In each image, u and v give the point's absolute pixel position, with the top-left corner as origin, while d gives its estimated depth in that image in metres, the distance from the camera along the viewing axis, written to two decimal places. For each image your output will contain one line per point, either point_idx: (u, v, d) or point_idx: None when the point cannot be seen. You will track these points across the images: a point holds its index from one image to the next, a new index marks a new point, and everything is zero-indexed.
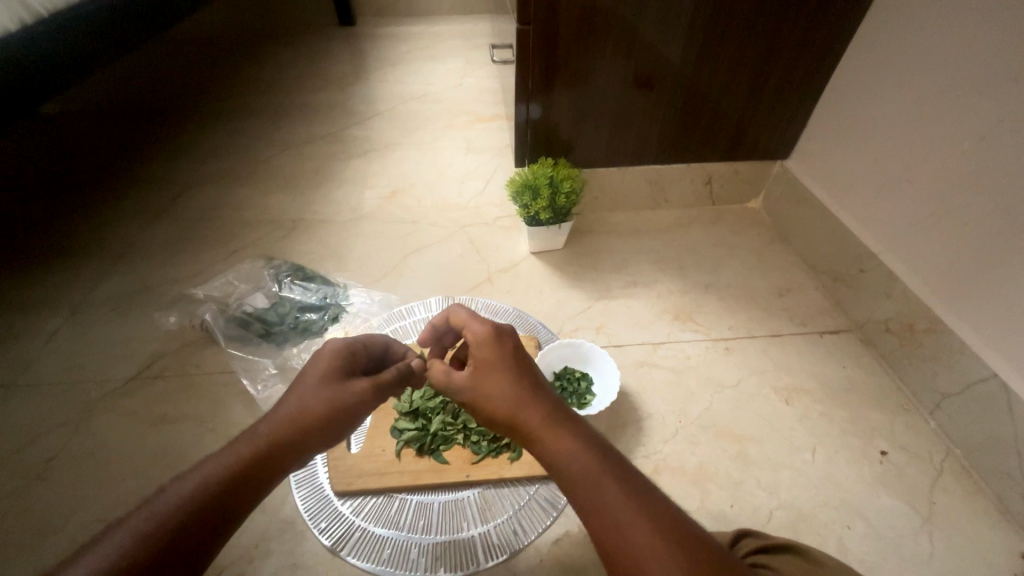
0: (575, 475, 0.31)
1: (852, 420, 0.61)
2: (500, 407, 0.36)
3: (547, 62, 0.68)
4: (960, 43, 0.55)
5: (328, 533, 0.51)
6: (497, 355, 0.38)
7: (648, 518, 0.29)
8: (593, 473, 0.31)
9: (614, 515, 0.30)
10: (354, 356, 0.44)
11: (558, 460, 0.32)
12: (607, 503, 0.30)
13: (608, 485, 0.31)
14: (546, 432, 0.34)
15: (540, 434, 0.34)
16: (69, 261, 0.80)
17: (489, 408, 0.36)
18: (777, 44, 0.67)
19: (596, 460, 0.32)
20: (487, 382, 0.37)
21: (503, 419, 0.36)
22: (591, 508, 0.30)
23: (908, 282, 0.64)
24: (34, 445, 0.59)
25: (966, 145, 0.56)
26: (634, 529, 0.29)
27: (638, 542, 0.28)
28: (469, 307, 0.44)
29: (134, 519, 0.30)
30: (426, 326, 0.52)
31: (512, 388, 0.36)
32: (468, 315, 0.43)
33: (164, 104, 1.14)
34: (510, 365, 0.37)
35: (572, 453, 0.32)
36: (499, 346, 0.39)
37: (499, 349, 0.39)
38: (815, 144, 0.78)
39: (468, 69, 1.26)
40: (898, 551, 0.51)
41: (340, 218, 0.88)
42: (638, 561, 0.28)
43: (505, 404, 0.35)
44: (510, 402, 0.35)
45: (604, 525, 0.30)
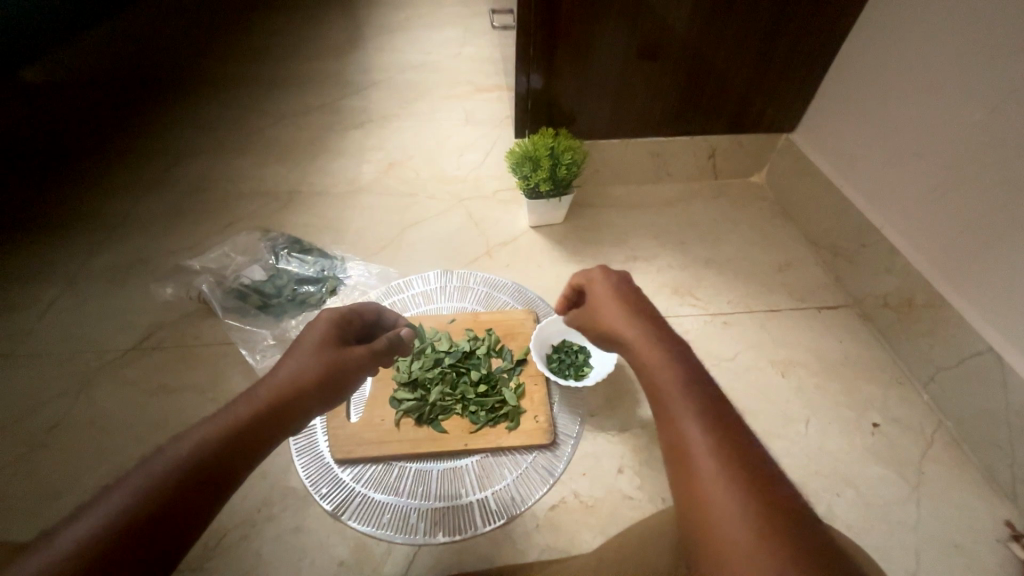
0: (660, 381, 0.36)
1: (847, 393, 0.62)
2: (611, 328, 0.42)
3: (548, 27, 0.65)
4: (978, 7, 0.53)
5: (329, 499, 0.52)
6: (612, 293, 0.44)
7: (715, 430, 0.33)
8: (676, 384, 0.35)
9: (686, 419, 0.33)
10: (348, 324, 0.45)
11: (648, 367, 0.37)
12: (682, 408, 0.34)
13: (688, 396, 0.34)
14: (645, 349, 0.38)
15: (638, 350, 0.39)
16: (63, 231, 0.79)
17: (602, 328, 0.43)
18: (788, 9, 0.64)
19: (685, 376, 0.36)
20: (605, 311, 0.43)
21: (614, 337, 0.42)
22: (666, 409, 0.34)
23: (910, 257, 0.63)
24: (37, 413, 0.60)
25: (977, 116, 0.54)
26: (701, 434, 0.32)
27: (701, 444, 0.32)
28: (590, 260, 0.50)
29: (132, 478, 0.30)
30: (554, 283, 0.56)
31: (620, 317, 0.41)
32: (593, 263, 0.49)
33: (152, 70, 1.10)
34: (622, 300, 0.43)
35: (662, 365, 0.36)
36: (614, 287, 0.45)
37: (619, 288, 0.44)
38: (822, 116, 0.76)
39: (467, 37, 1.22)
40: (885, 517, 0.52)
41: (337, 190, 0.86)
42: (697, 458, 0.32)
43: (617, 324, 0.41)
44: (620, 324, 0.41)
45: (675, 425, 0.33)
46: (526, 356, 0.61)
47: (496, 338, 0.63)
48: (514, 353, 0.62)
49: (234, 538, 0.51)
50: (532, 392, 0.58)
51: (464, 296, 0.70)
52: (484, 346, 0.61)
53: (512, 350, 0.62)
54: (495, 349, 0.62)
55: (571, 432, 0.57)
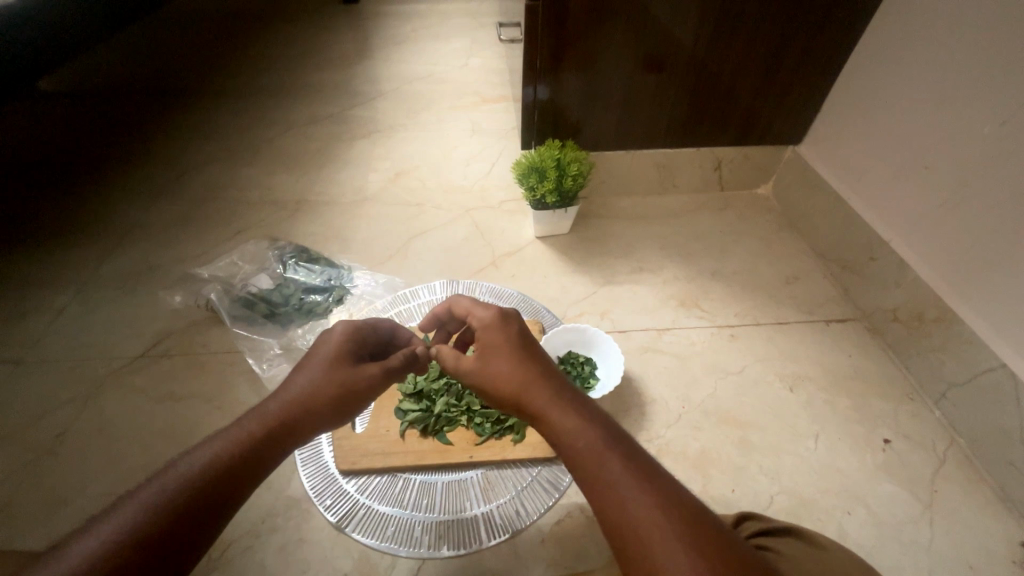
0: (576, 447, 0.32)
1: (856, 408, 0.61)
2: (508, 386, 0.37)
3: (556, 40, 0.66)
4: (984, 23, 0.53)
5: (333, 510, 0.52)
6: (506, 337, 0.40)
7: (650, 493, 0.30)
8: (597, 451, 0.32)
9: (614, 488, 0.30)
10: (363, 340, 0.45)
11: (560, 431, 0.33)
12: (611, 480, 0.30)
13: (610, 462, 0.31)
14: (552, 410, 0.34)
15: (546, 412, 0.35)
16: (74, 238, 0.80)
17: (497, 388, 0.38)
18: (794, 24, 0.65)
19: (602, 436, 0.32)
20: (496, 362, 0.38)
21: (508, 396, 0.37)
22: (593, 488, 0.31)
23: (920, 271, 0.63)
24: (45, 420, 0.60)
25: (987, 129, 0.54)
26: (637, 504, 0.29)
27: (643, 523, 0.29)
28: (470, 297, 0.46)
29: (144, 491, 0.30)
30: (429, 314, 0.53)
31: (517, 368, 0.37)
32: (469, 303, 0.46)
33: (165, 81, 1.12)
34: (519, 346, 0.39)
35: (575, 429, 0.33)
36: (508, 330, 0.40)
37: (508, 331, 0.40)
38: (829, 128, 0.76)
39: (474, 49, 1.24)
40: (898, 537, 0.51)
41: (344, 199, 0.87)
42: (642, 539, 0.28)
43: (515, 381, 0.37)
44: (517, 381, 0.36)
45: (607, 505, 0.30)
46: None
47: None
48: None
49: (238, 549, 0.51)
50: None
51: None
52: None
53: None
54: None
55: None
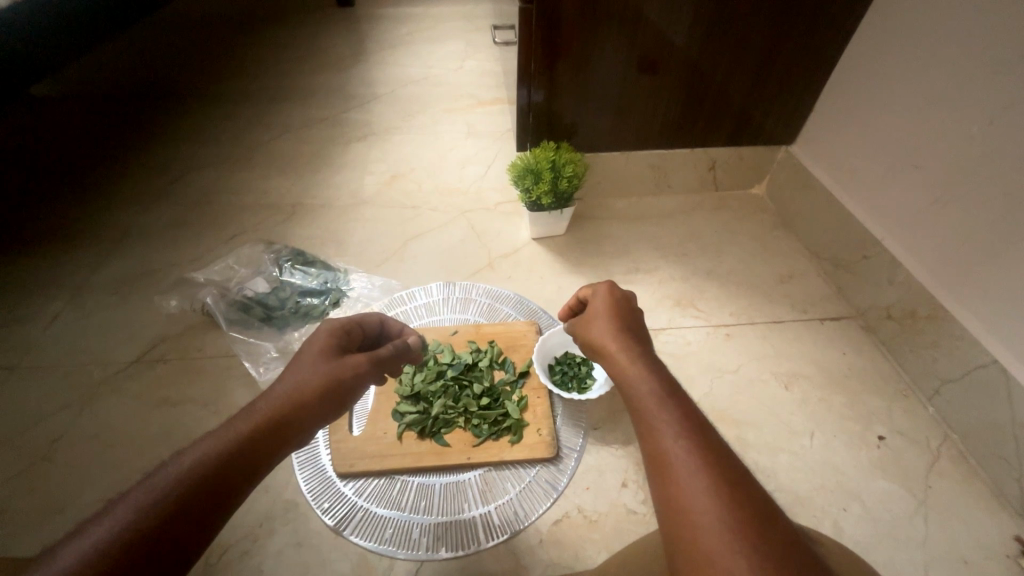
0: (638, 387, 0.36)
1: (851, 405, 0.62)
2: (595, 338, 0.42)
3: (551, 43, 0.66)
4: (972, 24, 0.54)
5: (331, 513, 0.52)
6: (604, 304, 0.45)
7: (692, 439, 0.31)
8: (655, 394, 0.35)
9: (663, 425, 0.32)
10: (349, 336, 0.46)
11: (627, 375, 0.37)
12: (659, 417, 0.33)
13: (664, 402, 0.34)
14: (627, 357, 0.38)
15: (620, 359, 0.39)
16: (69, 243, 0.80)
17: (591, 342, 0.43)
18: (786, 25, 0.65)
19: (665, 386, 0.35)
20: (595, 323, 0.44)
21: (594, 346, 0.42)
22: (642, 416, 0.34)
23: (912, 269, 0.63)
24: (40, 426, 0.59)
25: (976, 129, 0.55)
26: (677, 442, 0.31)
27: (678, 455, 0.31)
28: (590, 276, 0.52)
29: (137, 493, 0.30)
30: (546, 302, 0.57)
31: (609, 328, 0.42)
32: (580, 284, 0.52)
33: (160, 85, 1.12)
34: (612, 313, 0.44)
35: (641, 373, 0.36)
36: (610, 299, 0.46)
37: (609, 302, 0.45)
38: (822, 128, 0.76)
39: (469, 51, 1.24)
40: (893, 533, 0.52)
41: (340, 202, 0.87)
42: (672, 463, 0.30)
43: (602, 336, 0.42)
44: (605, 336, 0.42)
45: (651, 431, 0.33)
46: (529, 368, 0.61)
47: (498, 350, 0.63)
48: (517, 365, 0.62)
49: (235, 553, 0.50)
50: (535, 405, 0.58)
51: (466, 307, 0.70)
52: (486, 358, 0.62)
53: (515, 361, 0.62)
54: (497, 361, 0.62)
55: (574, 445, 0.57)
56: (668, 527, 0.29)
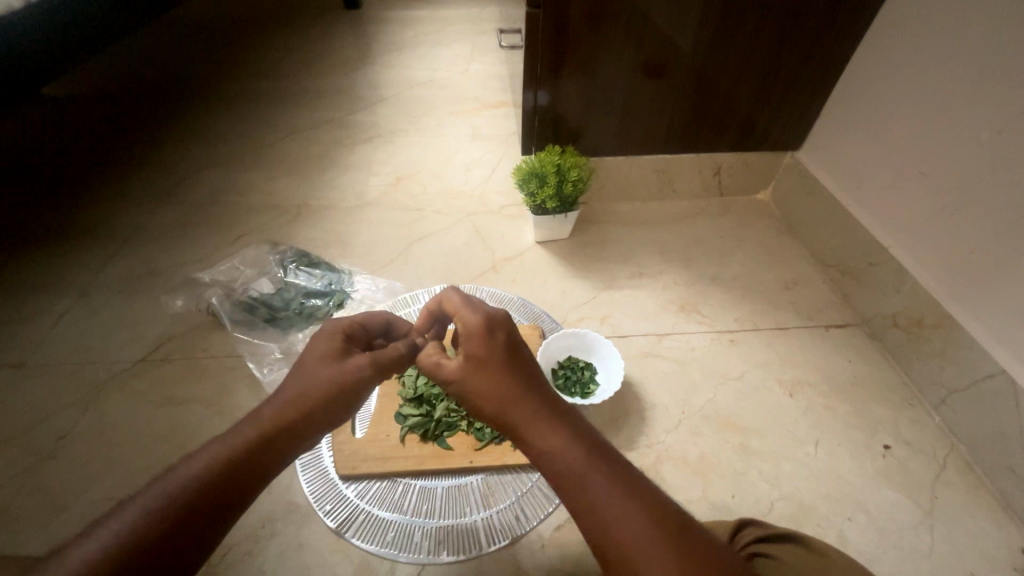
0: (563, 469, 0.32)
1: (856, 413, 0.61)
2: (489, 404, 0.35)
3: (557, 47, 0.66)
4: (979, 33, 0.54)
5: (332, 516, 0.52)
6: (490, 348, 0.38)
7: (640, 513, 0.30)
8: (581, 474, 0.31)
9: (605, 511, 0.30)
10: (351, 338, 0.45)
11: (544, 452, 0.33)
12: (598, 501, 0.30)
13: (596, 483, 0.31)
14: (538, 427, 0.33)
15: (530, 432, 0.34)
16: (76, 242, 0.81)
17: (478, 404, 0.36)
18: (792, 31, 0.65)
19: (587, 455, 0.32)
20: (477, 376, 0.36)
21: (491, 413, 0.35)
22: (580, 507, 0.31)
23: (919, 277, 0.63)
24: (45, 424, 0.60)
25: (984, 136, 0.54)
26: (625, 526, 0.29)
27: (631, 544, 0.29)
28: (460, 291, 0.42)
29: (146, 495, 0.30)
30: (424, 311, 0.50)
31: (498, 386, 0.36)
32: (455, 304, 0.42)
33: (170, 85, 1.13)
34: (500, 359, 0.37)
35: (561, 449, 0.32)
36: (491, 340, 0.38)
37: (490, 343, 0.38)
38: (827, 135, 0.76)
39: (475, 54, 1.25)
40: (898, 544, 0.51)
41: (345, 204, 0.87)
42: (630, 558, 0.28)
43: (496, 402, 0.35)
44: (500, 395, 0.35)
45: (597, 527, 0.30)
46: None
47: None
48: None
49: (237, 554, 0.51)
50: None
51: None
52: None
53: None
54: None
55: None
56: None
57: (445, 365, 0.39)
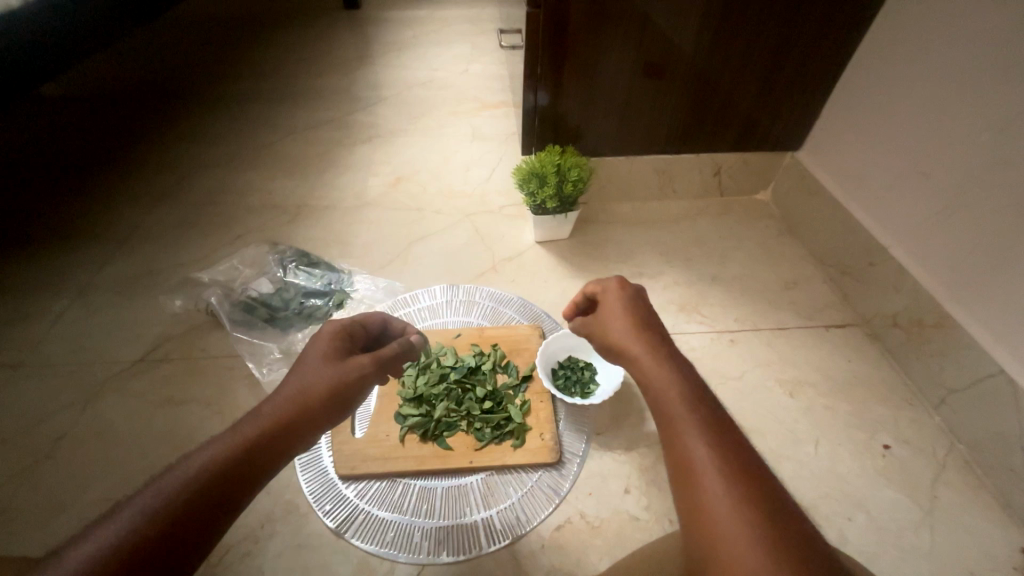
0: (664, 391, 0.35)
1: (856, 413, 0.61)
2: (615, 336, 0.41)
3: (557, 48, 0.66)
4: (979, 33, 0.54)
5: (332, 516, 0.52)
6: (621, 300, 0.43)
7: (722, 448, 0.32)
8: (683, 400, 0.34)
9: (692, 435, 0.32)
10: (352, 337, 0.45)
11: (650, 377, 0.36)
12: (687, 423, 0.33)
13: (694, 414, 0.33)
14: (650, 359, 0.38)
15: (642, 362, 0.38)
16: (75, 242, 0.81)
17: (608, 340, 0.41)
18: (792, 31, 0.66)
19: (690, 390, 0.35)
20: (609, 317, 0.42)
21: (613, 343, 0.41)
22: (670, 423, 0.34)
23: (919, 277, 0.63)
24: (43, 424, 0.60)
25: (984, 137, 0.55)
26: (707, 450, 0.31)
27: (705, 463, 0.31)
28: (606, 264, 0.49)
29: (143, 496, 0.30)
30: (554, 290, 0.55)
31: (625, 326, 0.41)
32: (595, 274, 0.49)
33: (168, 85, 1.13)
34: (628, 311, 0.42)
35: (670, 381, 0.36)
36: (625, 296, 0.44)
37: (628, 297, 0.43)
38: (827, 135, 0.76)
39: (475, 54, 1.24)
40: (898, 543, 0.51)
41: (345, 204, 0.87)
42: (703, 477, 0.30)
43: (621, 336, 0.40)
44: (627, 335, 0.40)
45: (678, 444, 0.32)
46: (532, 372, 0.61)
47: (501, 354, 0.62)
48: (520, 369, 0.61)
49: (236, 554, 0.50)
50: (538, 409, 0.58)
51: (470, 311, 0.70)
52: (489, 361, 0.61)
53: (518, 365, 0.62)
54: (500, 364, 0.62)
55: (577, 451, 0.57)
56: (695, 534, 0.30)
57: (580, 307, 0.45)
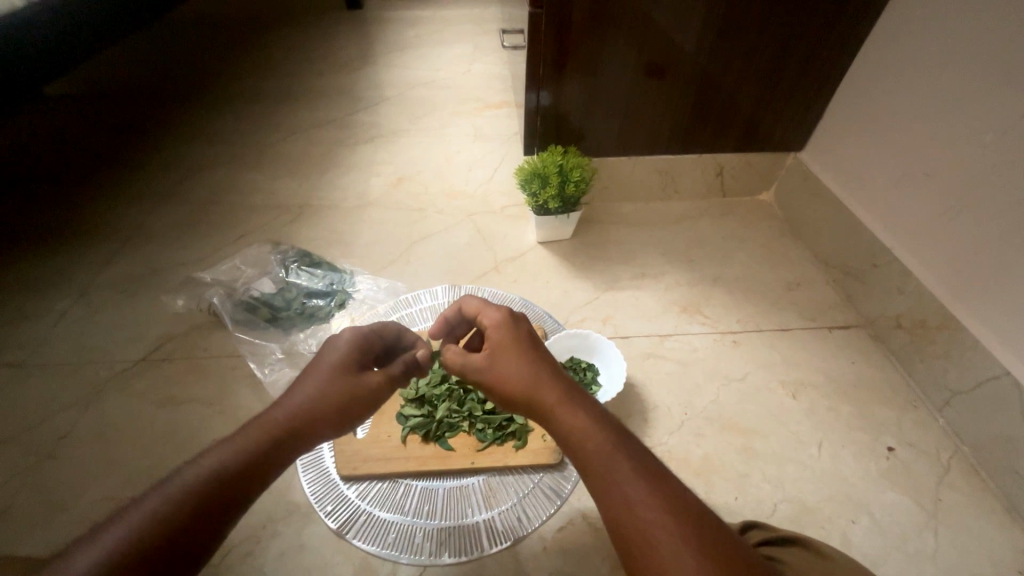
0: (585, 445, 0.32)
1: (860, 415, 0.61)
2: (517, 385, 0.37)
3: (559, 47, 0.66)
4: (984, 34, 0.54)
5: (333, 516, 0.52)
6: (514, 338, 0.40)
7: (658, 496, 0.30)
8: (606, 452, 0.32)
9: (626, 491, 0.30)
10: (369, 347, 0.44)
11: (567, 430, 0.33)
12: (618, 478, 0.31)
13: (622, 463, 0.31)
14: (561, 407, 0.34)
15: (555, 411, 0.34)
16: (77, 241, 0.81)
17: (505, 386, 0.37)
18: (796, 31, 0.65)
19: (611, 435, 0.32)
20: (505, 362, 0.38)
21: (518, 394, 0.37)
22: (601, 484, 0.31)
23: (923, 279, 0.63)
24: (46, 423, 0.60)
25: (989, 137, 0.54)
26: (645, 504, 0.29)
27: (647, 521, 0.29)
28: (480, 296, 0.46)
29: (149, 500, 0.30)
30: (438, 319, 0.52)
31: (526, 369, 0.37)
32: (477, 305, 0.45)
33: (171, 85, 1.13)
34: (523, 349, 0.39)
35: (588, 431, 0.33)
36: (516, 332, 0.40)
37: (516, 332, 0.40)
38: (831, 135, 0.76)
39: (476, 54, 1.24)
40: (901, 546, 0.51)
41: (347, 204, 0.87)
42: (646, 536, 0.28)
43: (523, 384, 0.36)
44: (528, 377, 0.36)
45: (615, 505, 0.30)
46: None
47: None
48: None
49: (238, 555, 0.50)
50: None
51: None
52: None
53: None
54: None
55: None
56: None
57: (471, 356, 0.41)
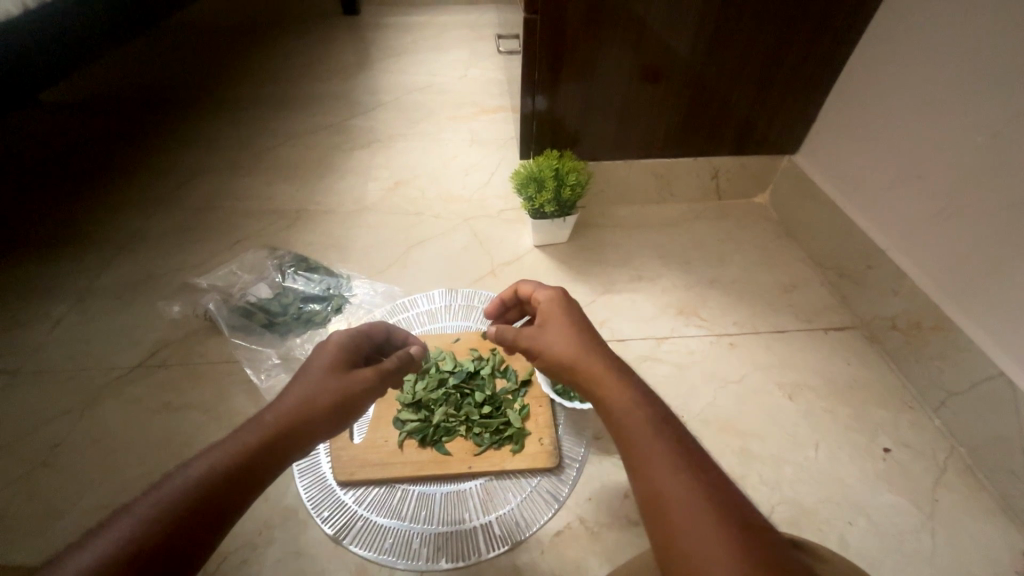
0: (626, 414, 0.34)
1: (856, 417, 0.61)
2: (564, 355, 0.39)
3: (554, 52, 0.67)
4: (973, 38, 0.54)
5: (330, 522, 0.52)
6: (565, 317, 0.43)
7: (690, 472, 0.30)
8: (644, 423, 0.33)
9: (657, 463, 0.31)
10: (359, 347, 0.45)
11: (609, 400, 0.35)
12: (652, 449, 0.31)
13: (659, 435, 0.32)
14: (606, 379, 0.36)
15: (599, 381, 0.37)
16: (72, 247, 0.80)
17: (551, 355, 0.40)
18: (788, 35, 0.66)
19: (651, 410, 0.34)
20: (554, 335, 0.41)
21: (564, 363, 0.39)
22: (634, 453, 0.32)
23: (917, 280, 0.63)
24: (40, 430, 0.59)
25: (980, 140, 0.55)
26: (674, 476, 0.30)
27: (676, 494, 0.29)
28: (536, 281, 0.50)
29: (140, 505, 0.29)
30: (494, 301, 0.54)
31: (573, 341, 0.40)
32: (534, 288, 0.49)
33: (168, 91, 1.14)
34: (573, 326, 0.42)
35: (631, 402, 0.34)
36: (567, 312, 0.44)
37: (570, 312, 0.43)
38: (824, 139, 0.77)
39: (472, 60, 1.25)
40: (899, 547, 0.51)
41: (344, 209, 0.87)
42: (673, 507, 0.29)
43: (570, 354, 0.39)
44: (575, 349, 0.39)
45: (645, 474, 0.31)
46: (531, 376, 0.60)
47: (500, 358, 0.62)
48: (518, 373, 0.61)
49: (234, 562, 0.50)
50: (537, 414, 0.58)
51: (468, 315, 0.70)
52: (488, 366, 0.61)
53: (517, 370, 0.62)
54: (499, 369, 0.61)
55: (576, 456, 0.56)
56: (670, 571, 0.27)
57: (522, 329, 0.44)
